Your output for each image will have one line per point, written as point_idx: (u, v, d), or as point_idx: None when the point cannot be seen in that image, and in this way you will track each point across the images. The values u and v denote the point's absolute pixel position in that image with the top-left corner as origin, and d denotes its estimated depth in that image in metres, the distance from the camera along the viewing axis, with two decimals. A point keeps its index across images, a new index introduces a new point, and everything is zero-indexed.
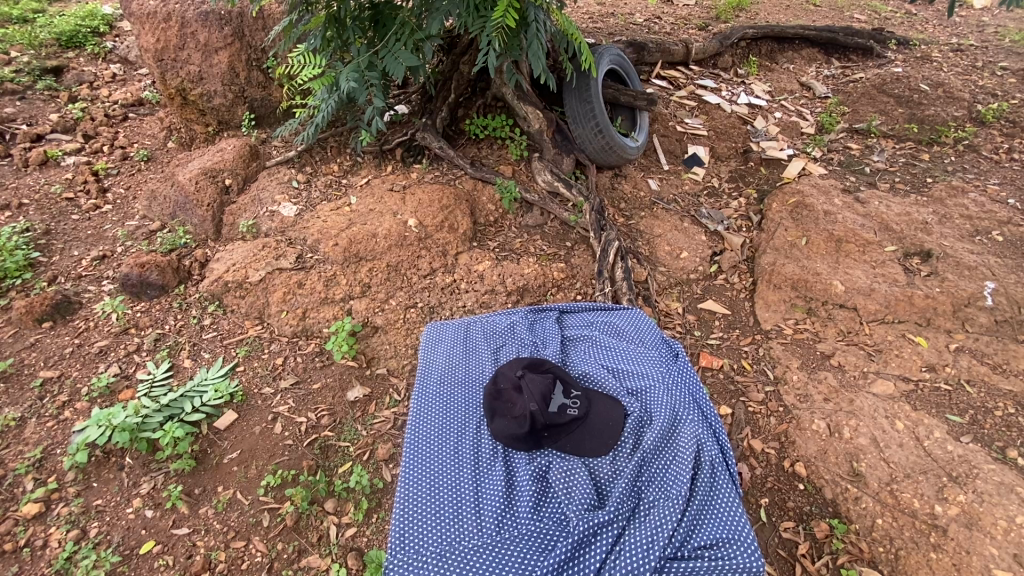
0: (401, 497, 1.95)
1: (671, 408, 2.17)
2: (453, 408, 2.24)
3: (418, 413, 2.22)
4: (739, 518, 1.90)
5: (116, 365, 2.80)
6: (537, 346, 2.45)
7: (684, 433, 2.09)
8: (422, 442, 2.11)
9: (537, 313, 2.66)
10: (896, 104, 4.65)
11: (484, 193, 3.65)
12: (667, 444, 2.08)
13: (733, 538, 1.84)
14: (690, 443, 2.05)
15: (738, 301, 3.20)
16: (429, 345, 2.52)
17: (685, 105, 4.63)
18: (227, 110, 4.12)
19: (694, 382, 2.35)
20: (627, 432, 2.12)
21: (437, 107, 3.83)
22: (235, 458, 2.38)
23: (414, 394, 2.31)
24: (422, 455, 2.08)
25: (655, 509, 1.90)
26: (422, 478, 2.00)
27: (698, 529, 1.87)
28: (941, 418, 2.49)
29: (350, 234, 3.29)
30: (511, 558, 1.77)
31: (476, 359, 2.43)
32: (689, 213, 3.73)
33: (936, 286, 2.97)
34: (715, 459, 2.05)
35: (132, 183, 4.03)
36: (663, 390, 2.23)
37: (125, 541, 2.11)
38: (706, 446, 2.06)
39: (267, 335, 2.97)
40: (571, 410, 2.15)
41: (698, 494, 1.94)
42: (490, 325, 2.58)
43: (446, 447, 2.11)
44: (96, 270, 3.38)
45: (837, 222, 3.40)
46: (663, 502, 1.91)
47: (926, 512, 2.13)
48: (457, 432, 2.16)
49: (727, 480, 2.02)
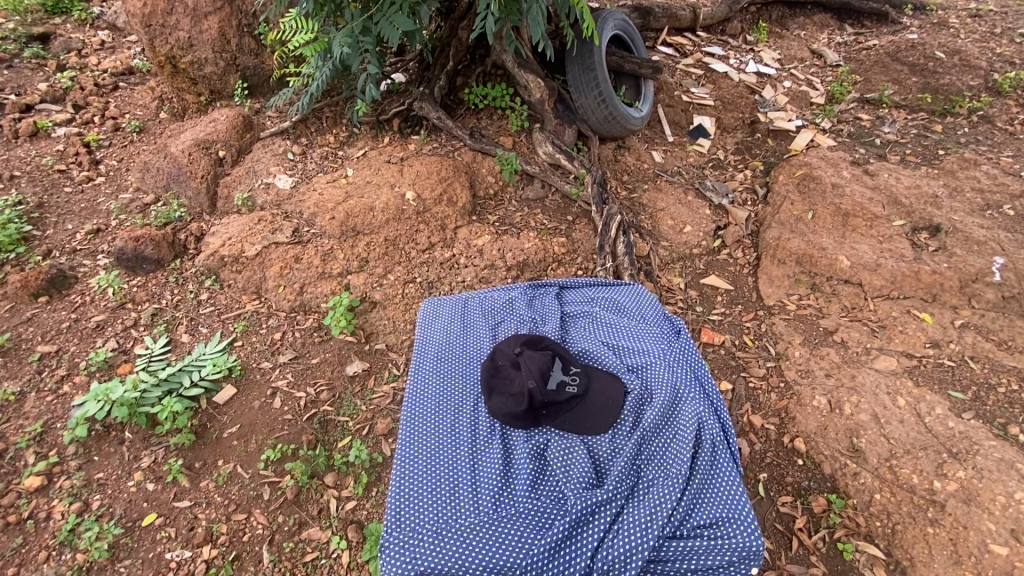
0: (396, 475, 1.95)
1: (672, 384, 2.14)
2: (449, 386, 2.22)
3: (414, 390, 2.21)
4: (742, 498, 1.89)
5: (114, 340, 2.80)
6: (536, 322, 2.42)
7: (685, 410, 2.07)
8: (417, 419, 2.11)
9: (537, 289, 2.62)
10: (909, 73, 4.51)
11: (483, 165, 3.58)
12: (668, 421, 2.06)
13: (735, 516, 1.84)
14: (691, 420, 2.03)
15: (741, 277, 3.16)
16: (426, 321, 2.49)
17: (691, 74, 4.49)
18: (219, 78, 4.01)
19: (696, 359, 2.33)
20: (627, 409, 2.09)
21: (436, 75, 3.72)
22: (235, 432, 2.38)
23: (410, 371, 2.29)
24: (419, 432, 2.07)
25: (654, 488, 1.89)
26: (419, 455, 2.00)
27: (698, 510, 1.86)
28: (944, 394, 2.47)
29: (347, 207, 3.24)
30: (508, 536, 1.77)
31: (473, 336, 2.40)
32: (693, 186, 3.65)
33: (943, 262, 2.92)
34: (716, 437, 2.04)
35: (125, 155, 3.96)
36: (665, 367, 2.19)
37: (127, 513, 2.10)
38: (707, 424, 2.04)
39: (265, 310, 2.96)
40: (570, 387, 2.13)
41: (699, 473, 1.93)
42: (488, 301, 2.55)
43: (443, 425, 2.10)
44: (90, 244, 3.35)
45: (844, 195, 3.33)
46: (662, 481, 1.91)
47: (925, 487, 2.12)
48: (454, 410, 2.14)
49: (728, 458, 2.00)
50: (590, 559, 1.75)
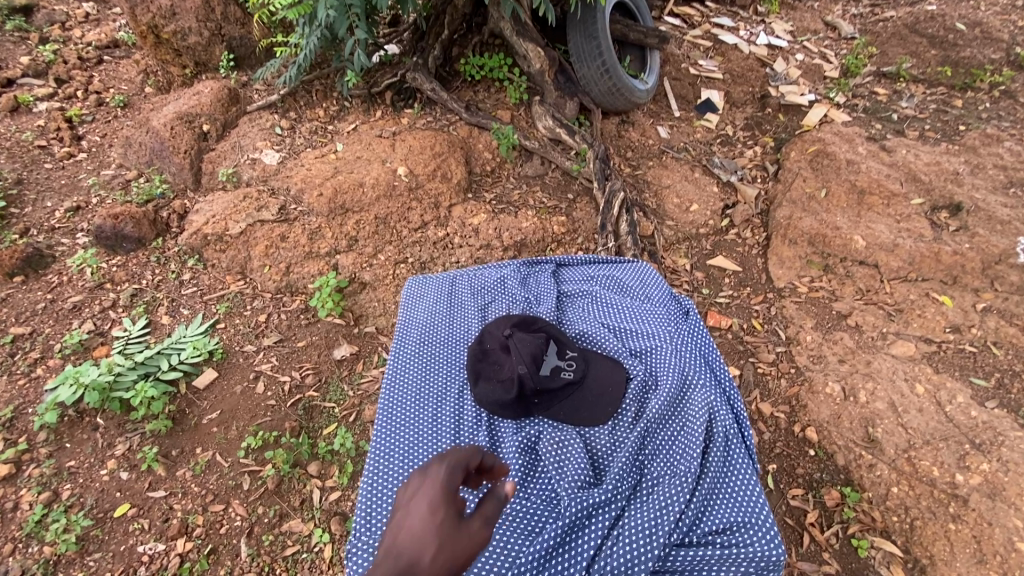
0: (370, 469, 1.78)
1: (679, 372, 2.00)
2: (433, 372, 2.08)
3: (394, 376, 2.06)
4: (757, 499, 1.74)
5: (90, 322, 2.67)
6: (529, 302, 2.27)
7: (695, 399, 1.93)
8: (397, 406, 1.96)
9: (531, 267, 2.48)
10: (928, 45, 4.29)
11: (480, 140, 3.41)
12: (676, 412, 1.93)
13: (748, 521, 1.69)
14: (702, 410, 1.89)
15: (750, 258, 3.01)
16: (411, 301, 2.35)
17: (699, 45, 4.28)
18: (204, 49, 3.83)
19: (706, 342, 2.19)
20: (630, 398, 1.95)
21: (430, 44, 3.54)
22: (215, 419, 2.26)
23: (391, 355, 2.15)
24: (398, 422, 1.91)
25: (659, 487, 1.74)
26: (395, 447, 1.84)
27: (708, 513, 1.72)
28: (965, 381, 2.33)
29: (336, 183, 3.07)
30: (494, 542, 1.62)
31: (461, 318, 2.26)
32: (700, 162, 3.47)
33: (965, 243, 2.75)
34: (729, 430, 1.90)
35: (108, 130, 3.79)
36: (672, 351, 2.05)
37: (99, 503, 1.99)
38: (719, 416, 1.90)
39: (250, 291, 2.82)
40: (566, 372, 1.99)
41: (710, 471, 1.79)
42: (479, 279, 2.41)
43: (425, 414, 1.94)
44: (69, 223, 3.21)
45: (860, 172, 3.15)
46: (667, 480, 1.76)
47: (946, 481, 1.99)
48: (437, 398, 2.00)
49: (743, 453, 1.87)
50: (586, 569, 1.59)
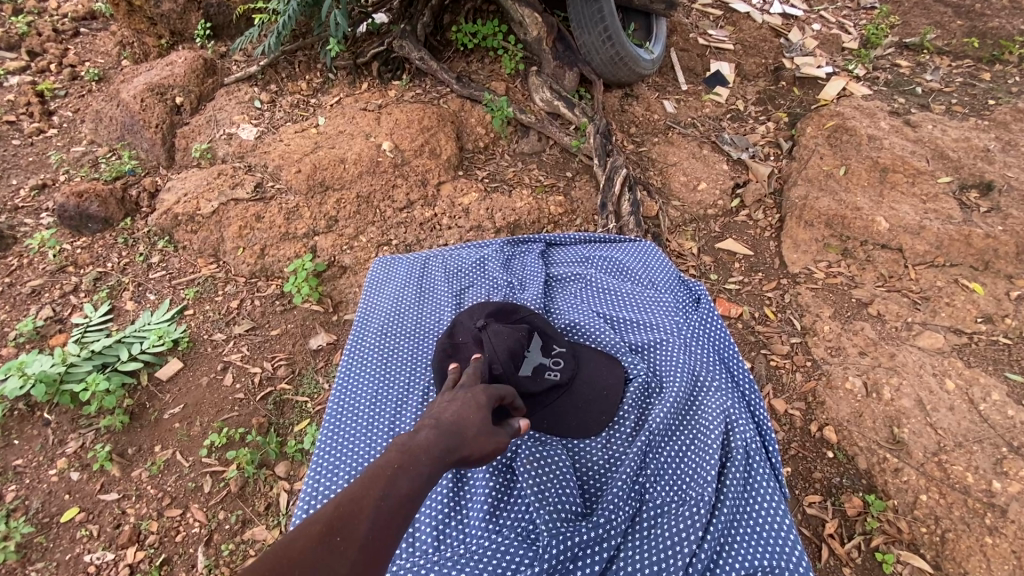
0: (309, 489, 1.53)
1: (690, 371, 1.77)
2: (394, 371, 1.84)
3: (347, 375, 1.83)
4: (785, 536, 1.46)
5: (49, 307, 2.47)
6: (512, 287, 2.06)
7: (708, 406, 1.70)
8: (347, 413, 1.71)
9: (517, 247, 2.27)
10: (954, 15, 4.00)
11: (472, 114, 3.17)
12: (685, 423, 1.67)
13: (773, 565, 1.41)
14: (716, 421, 1.65)
15: (762, 241, 2.79)
16: (375, 288, 2.14)
17: (708, 15, 4.01)
18: (179, 17, 3.59)
19: (722, 336, 1.97)
20: (629, 405, 1.70)
21: (419, 10, 3.29)
22: (177, 414, 2.08)
23: (347, 347, 1.93)
24: (348, 429, 1.66)
25: (663, 519, 1.47)
26: (344, 459, 1.59)
27: (724, 553, 1.44)
28: (999, 377, 2.12)
29: (315, 159, 2.85)
30: None
31: (431, 307, 2.05)
32: (709, 139, 3.23)
33: (998, 225, 2.52)
34: (749, 445, 1.64)
35: (81, 105, 3.55)
36: (680, 347, 1.83)
37: (46, 507, 1.82)
38: (737, 430, 1.65)
39: (222, 275, 2.61)
40: (552, 373, 1.73)
41: (727, 500, 1.51)
42: (453, 262, 2.20)
43: (381, 420, 1.68)
44: (34, 202, 3.00)
45: (883, 148, 2.91)
46: (674, 510, 1.49)
47: (981, 488, 1.81)
48: (397, 403, 1.73)
49: (767, 472, 1.60)
50: None
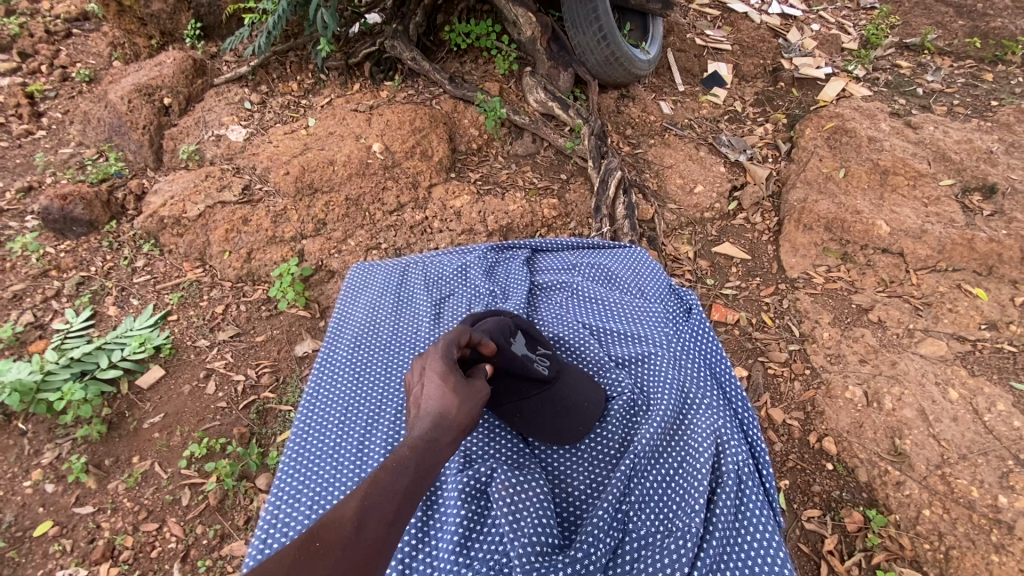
0: (269, 514, 1.45)
1: (678, 388, 1.71)
2: (366, 385, 1.77)
3: (318, 390, 1.75)
4: (777, 569, 1.38)
5: (29, 313, 2.41)
6: (495, 296, 2.00)
7: (698, 428, 1.63)
8: (314, 431, 1.64)
9: (501, 253, 2.21)
10: (955, 16, 3.95)
11: (465, 115, 3.12)
12: (672, 446, 1.60)
13: None
14: (705, 444, 1.58)
15: (760, 245, 2.73)
16: (351, 296, 2.09)
17: (705, 14, 3.95)
18: (169, 17, 3.54)
19: (713, 351, 1.91)
20: (614, 427, 1.63)
21: (411, 10, 3.24)
22: (157, 423, 2.02)
23: (318, 360, 1.86)
24: (315, 448, 1.59)
25: (648, 551, 1.40)
26: (310, 480, 1.52)
27: None
28: (1004, 386, 2.06)
29: (304, 160, 2.79)
30: None
31: (409, 317, 1.99)
32: (706, 140, 3.18)
33: (1002, 229, 2.46)
34: (740, 469, 1.57)
35: (70, 107, 3.50)
36: (669, 362, 1.77)
37: (18, 520, 1.77)
38: (728, 453, 1.58)
39: (208, 279, 2.56)
40: (539, 367, 1.63)
41: (716, 529, 1.44)
42: (434, 270, 2.14)
43: (352, 437, 1.61)
44: (19, 205, 2.94)
45: (883, 150, 2.85)
46: (659, 540, 1.42)
47: (986, 504, 1.75)
48: (368, 420, 1.65)
49: (758, 498, 1.53)
50: None
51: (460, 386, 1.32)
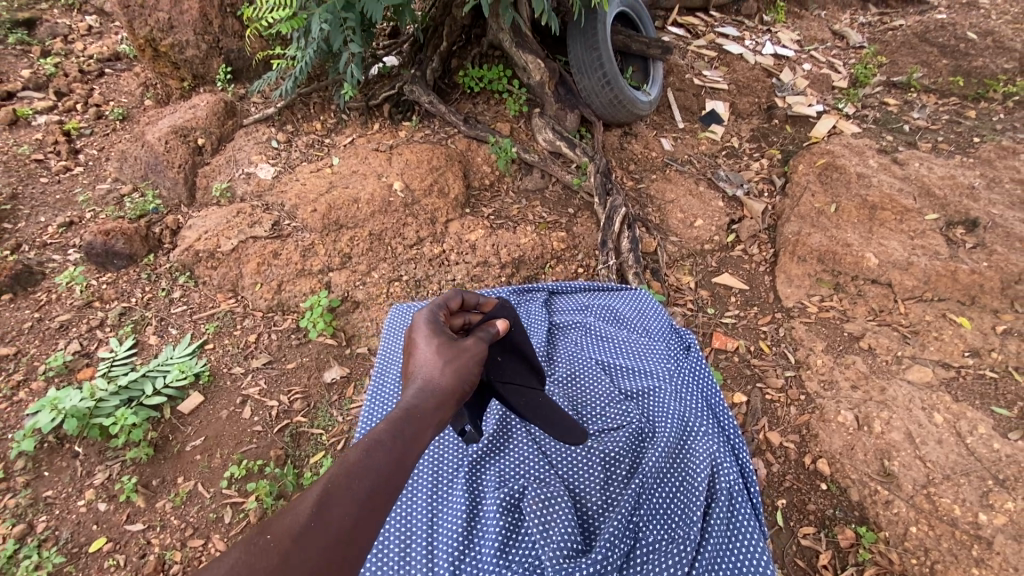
0: None
1: (679, 417, 1.87)
2: None
3: (370, 419, 1.94)
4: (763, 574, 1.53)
5: (76, 342, 2.60)
6: None
7: (696, 451, 1.78)
8: None
9: (523, 294, 2.37)
10: (939, 55, 4.19)
11: (478, 154, 3.34)
12: (675, 466, 1.76)
13: None
14: (703, 464, 1.74)
15: (757, 275, 2.90)
16: (391, 336, 2.27)
17: (703, 55, 4.20)
18: (201, 62, 3.79)
19: (709, 383, 2.07)
20: (624, 452, 1.79)
21: (428, 56, 3.47)
22: (198, 446, 2.19)
23: (367, 394, 2.05)
24: None
25: (655, 556, 1.54)
26: None
27: None
28: (986, 411, 2.21)
29: (330, 198, 3.00)
30: None
31: None
32: (705, 175, 3.38)
33: (983, 261, 2.62)
34: (733, 486, 1.72)
35: (105, 144, 3.74)
36: (671, 394, 1.94)
37: (74, 537, 1.92)
38: (723, 471, 1.74)
39: (241, 310, 2.74)
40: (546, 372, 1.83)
41: (712, 535, 1.59)
42: None
43: None
44: (62, 239, 3.14)
45: (872, 186, 3.03)
46: (665, 547, 1.56)
47: (968, 521, 1.88)
48: None
49: (749, 513, 1.68)
50: None
51: (446, 347, 1.33)
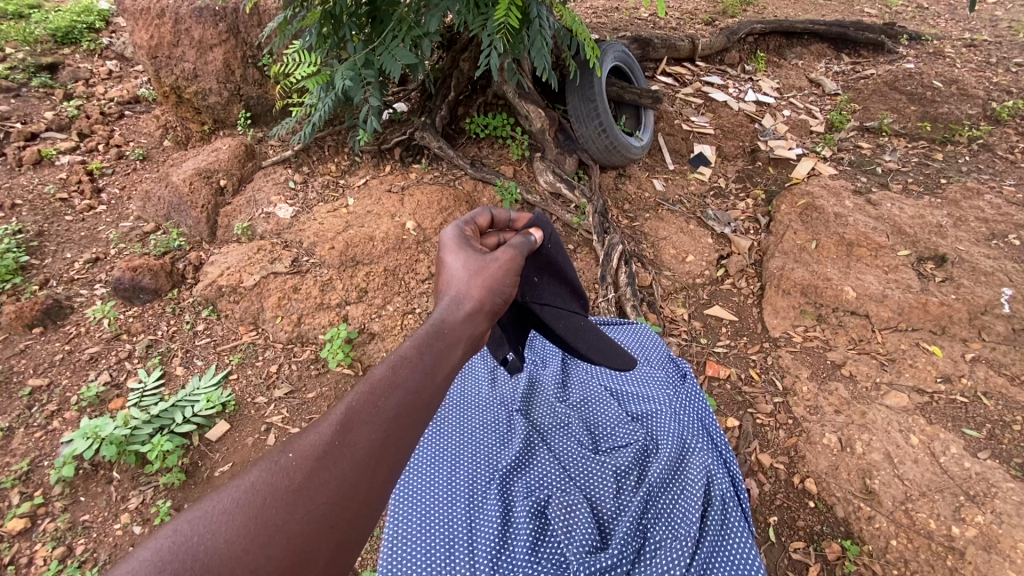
0: (391, 530, 1.76)
1: (678, 436, 2.04)
2: (448, 434, 2.11)
3: None
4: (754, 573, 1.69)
5: (106, 373, 2.73)
6: (537, 365, 2.43)
7: (694, 462, 1.95)
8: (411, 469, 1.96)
9: None
10: (908, 102, 4.54)
11: (484, 194, 3.57)
12: (676, 475, 1.94)
13: None
14: (700, 473, 1.91)
15: (746, 307, 3.12)
16: None
17: (691, 103, 4.54)
18: (223, 108, 4.04)
19: (704, 406, 2.26)
20: (632, 463, 1.98)
21: (437, 105, 3.75)
22: (226, 471, 2.34)
23: None
24: (417, 484, 1.91)
25: (662, 550, 1.70)
26: (416, 508, 1.82)
27: None
28: (958, 432, 2.40)
29: (347, 237, 3.21)
30: None
31: (473, 379, 2.37)
32: (695, 214, 3.63)
33: (951, 294, 2.86)
34: (726, 493, 1.90)
35: (127, 183, 3.94)
36: (671, 416, 2.12)
37: (112, 559, 2.04)
38: (718, 479, 1.91)
39: (262, 342, 2.90)
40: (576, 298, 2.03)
41: (709, 533, 1.76)
42: None
43: (440, 476, 1.93)
44: (88, 274, 3.30)
45: (848, 225, 3.28)
46: (669, 543, 1.72)
47: (942, 533, 2.05)
48: (453, 461, 2.00)
49: (741, 518, 1.85)
50: None
51: (474, 262, 1.47)
